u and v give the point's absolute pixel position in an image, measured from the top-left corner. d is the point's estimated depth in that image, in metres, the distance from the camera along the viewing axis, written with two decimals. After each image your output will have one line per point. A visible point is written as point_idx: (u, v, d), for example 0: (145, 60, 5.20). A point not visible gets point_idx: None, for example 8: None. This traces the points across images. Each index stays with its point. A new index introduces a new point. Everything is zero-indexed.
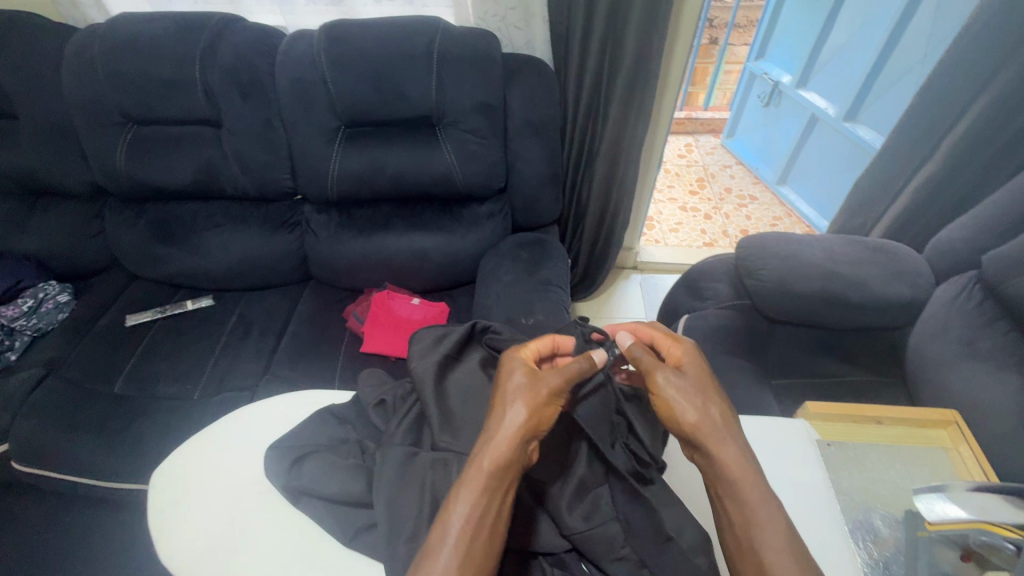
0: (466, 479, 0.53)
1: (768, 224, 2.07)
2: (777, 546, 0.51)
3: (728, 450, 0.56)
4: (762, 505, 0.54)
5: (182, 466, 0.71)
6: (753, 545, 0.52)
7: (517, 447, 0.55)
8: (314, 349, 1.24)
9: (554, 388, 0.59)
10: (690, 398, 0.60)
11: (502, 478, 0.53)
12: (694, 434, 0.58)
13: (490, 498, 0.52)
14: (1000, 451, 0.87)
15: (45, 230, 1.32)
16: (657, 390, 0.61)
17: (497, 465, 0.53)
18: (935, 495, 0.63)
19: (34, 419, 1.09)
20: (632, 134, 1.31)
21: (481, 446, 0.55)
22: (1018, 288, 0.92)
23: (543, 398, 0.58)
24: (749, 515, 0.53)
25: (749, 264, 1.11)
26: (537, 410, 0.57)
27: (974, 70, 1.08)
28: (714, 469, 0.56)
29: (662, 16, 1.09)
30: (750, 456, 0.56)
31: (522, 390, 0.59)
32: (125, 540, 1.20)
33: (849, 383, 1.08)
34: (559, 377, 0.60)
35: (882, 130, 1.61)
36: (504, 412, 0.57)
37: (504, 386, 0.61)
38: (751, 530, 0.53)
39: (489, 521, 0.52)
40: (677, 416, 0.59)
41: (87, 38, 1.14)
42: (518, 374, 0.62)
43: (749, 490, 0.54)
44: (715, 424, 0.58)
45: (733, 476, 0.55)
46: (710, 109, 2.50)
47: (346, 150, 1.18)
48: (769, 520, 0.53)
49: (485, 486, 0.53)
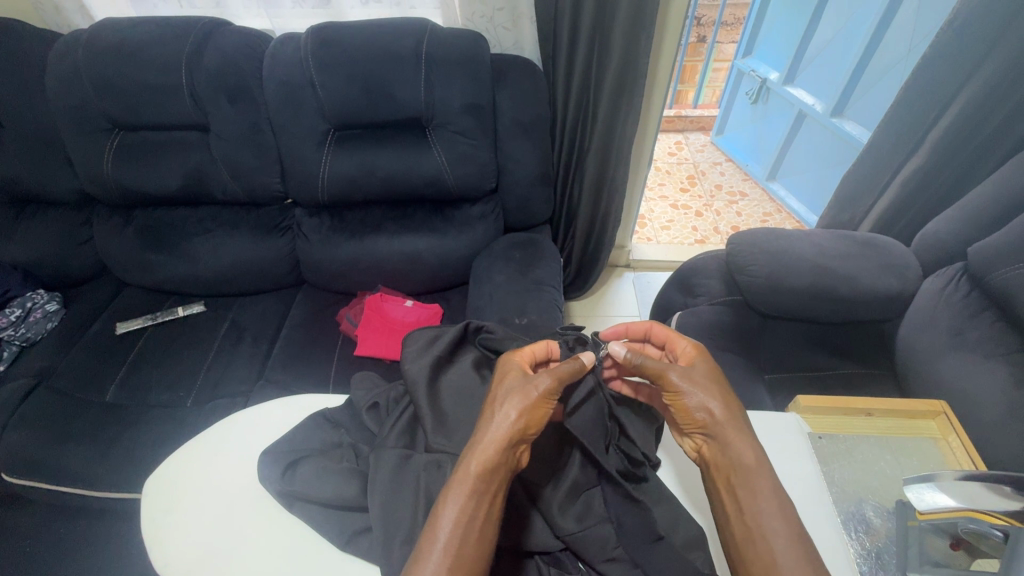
0: (455, 482, 0.53)
1: (759, 220, 2.09)
2: (785, 534, 0.52)
3: (742, 439, 0.58)
4: (772, 493, 0.54)
5: (176, 474, 0.70)
6: (762, 532, 0.52)
7: (506, 449, 0.55)
8: (307, 354, 1.23)
9: (547, 390, 0.60)
10: (707, 390, 0.61)
11: (491, 480, 0.54)
12: (710, 422, 0.59)
13: (478, 501, 0.53)
14: (990, 440, 0.88)
15: (31, 238, 1.30)
16: (675, 379, 0.62)
17: (485, 467, 0.54)
18: (925, 485, 0.64)
19: (24, 429, 1.07)
20: (622, 132, 1.31)
21: (470, 449, 0.55)
22: (1004, 279, 0.93)
23: (534, 400, 0.59)
24: (760, 503, 0.53)
25: (739, 260, 1.12)
26: (528, 412, 0.58)
27: (956, 65, 1.09)
28: (728, 459, 0.57)
29: (648, 15, 1.09)
30: (761, 449, 0.57)
31: (513, 392, 0.59)
32: (120, 549, 1.19)
33: (839, 376, 1.09)
34: (551, 379, 0.61)
35: (868, 125, 1.63)
36: (493, 414, 0.58)
37: (496, 391, 0.61)
38: (762, 517, 0.53)
39: (479, 524, 0.52)
40: (695, 403, 0.60)
41: (72, 44, 1.13)
42: (510, 378, 0.62)
43: (761, 478, 0.55)
44: (731, 414, 0.59)
45: (747, 464, 0.56)
46: (699, 106, 2.51)
47: (336, 153, 1.17)
48: (778, 509, 0.53)
49: (474, 488, 0.53)
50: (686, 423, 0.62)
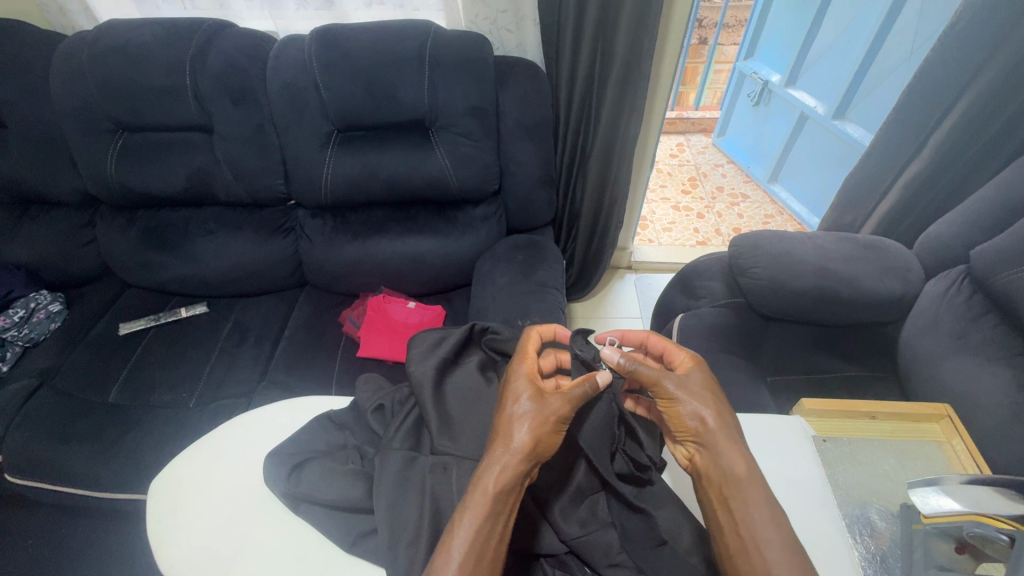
0: (471, 502, 0.53)
1: (760, 223, 2.09)
2: (778, 545, 0.52)
3: (734, 448, 0.58)
4: (764, 503, 0.54)
5: (182, 475, 0.70)
6: (756, 544, 0.52)
7: (521, 473, 0.55)
8: (310, 355, 1.23)
9: (562, 415, 0.59)
10: (699, 398, 0.61)
11: (506, 501, 0.54)
12: (704, 433, 0.59)
13: (494, 521, 0.53)
14: (993, 444, 0.88)
15: (36, 239, 1.31)
16: (670, 387, 0.62)
17: (501, 487, 0.54)
18: (929, 488, 0.65)
19: (29, 430, 1.07)
20: (624, 134, 1.31)
21: (484, 469, 0.55)
22: (1007, 283, 0.93)
23: (550, 425, 0.58)
24: (753, 513, 0.54)
25: (742, 263, 1.12)
26: (542, 437, 0.57)
27: (958, 69, 1.10)
28: (721, 469, 0.57)
29: (652, 18, 1.09)
30: (754, 460, 0.58)
31: (528, 415, 0.59)
32: (124, 548, 1.19)
33: (842, 378, 1.09)
34: (565, 403, 0.60)
35: (870, 128, 1.63)
36: (507, 438, 0.57)
37: (510, 408, 0.60)
38: (755, 527, 0.53)
39: (493, 544, 0.52)
40: (690, 413, 0.60)
41: (77, 45, 1.14)
42: (523, 397, 0.61)
43: (752, 489, 0.55)
44: (724, 423, 0.59)
45: (739, 475, 0.56)
46: (700, 108, 2.52)
47: (340, 155, 1.17)
48: (771, 520, 0.53)
49: (489, 509, 0.53)
50: (679, 432, 0.61)
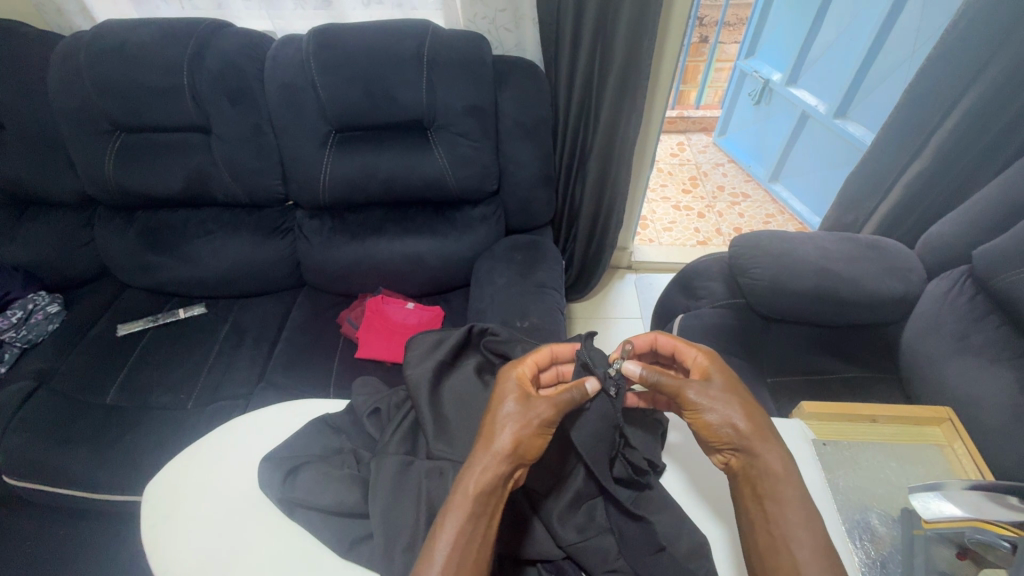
0: (453, 505, 0.53)
1: (761, 222, 2.08)
2: (809, 545, 0.51)
3: (769, 448, 0.57)
4: (799, 502, 0.54)
5: (177, 479, 0.70)
6: (787, 543, 0.52)
7: (502, 476, 0.55)
8: (308, 356, 1.23)
9: (546, 419, 0.58)
10: (728, 403, 0.59)
11: (488, 503, 0.53)
12: (738, 440, 0.57)
13: (476, 524, 0.52)
14: (995, 447, 0.87)
15: (34, 240, 1.30)
16: (694, 396, 0.60)
17: (482, 490, 0.54)
18: (931, 493, 0.65)
19: (26, 432, 1.07)
20: (624, 133, 1.30)
21: (467, 471, 0.55)
22: (1010, 282, 0.92)
23: (533, 428, 0.57)
24: (786, 513, 0.53)
25: (742, 264, 1.11)
26: (525, 439, 0.56)
27: (961, 67, 1.08)
28: (756, 470, 0.56)
29: (650, 18, 1.09)
30: (790, 458, 0.57)
31: (512, 418, 0.58)
32: (120, 549, 1.19)
33: (842, 379, 1.09)
34: (551, 407, 0.59)
35: (871, 126, 1.62)
36: (490, 440, 0.56)
37: (495, 411, 0.59)
38: (787, 528, 0.52)
39: (476, 546, 0.52)
40: (720, 419, 0.58)
41: (73, 45, 1.13)
42: (509, 400, 0.60)
43: (788, 488, 0.54)
44: (756, 424, 0.58)
45: (776, 473, 0.55)
46: (701, 107, 2.51)
47: (339, 154, 1.17)
48: (804, 519, 0.53)
49: (470, 512, 0.52)
50: (711, 440, 0.59)
